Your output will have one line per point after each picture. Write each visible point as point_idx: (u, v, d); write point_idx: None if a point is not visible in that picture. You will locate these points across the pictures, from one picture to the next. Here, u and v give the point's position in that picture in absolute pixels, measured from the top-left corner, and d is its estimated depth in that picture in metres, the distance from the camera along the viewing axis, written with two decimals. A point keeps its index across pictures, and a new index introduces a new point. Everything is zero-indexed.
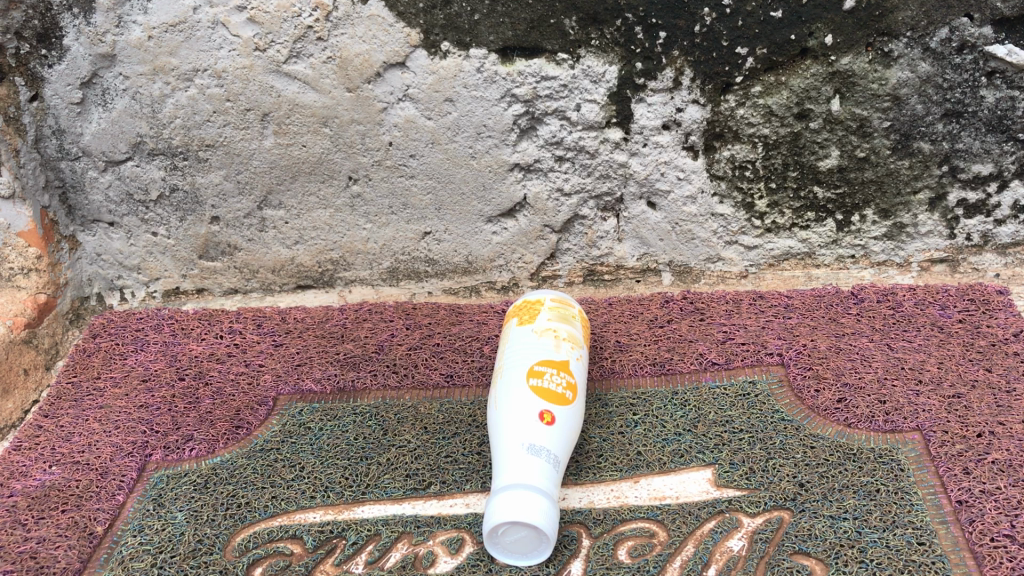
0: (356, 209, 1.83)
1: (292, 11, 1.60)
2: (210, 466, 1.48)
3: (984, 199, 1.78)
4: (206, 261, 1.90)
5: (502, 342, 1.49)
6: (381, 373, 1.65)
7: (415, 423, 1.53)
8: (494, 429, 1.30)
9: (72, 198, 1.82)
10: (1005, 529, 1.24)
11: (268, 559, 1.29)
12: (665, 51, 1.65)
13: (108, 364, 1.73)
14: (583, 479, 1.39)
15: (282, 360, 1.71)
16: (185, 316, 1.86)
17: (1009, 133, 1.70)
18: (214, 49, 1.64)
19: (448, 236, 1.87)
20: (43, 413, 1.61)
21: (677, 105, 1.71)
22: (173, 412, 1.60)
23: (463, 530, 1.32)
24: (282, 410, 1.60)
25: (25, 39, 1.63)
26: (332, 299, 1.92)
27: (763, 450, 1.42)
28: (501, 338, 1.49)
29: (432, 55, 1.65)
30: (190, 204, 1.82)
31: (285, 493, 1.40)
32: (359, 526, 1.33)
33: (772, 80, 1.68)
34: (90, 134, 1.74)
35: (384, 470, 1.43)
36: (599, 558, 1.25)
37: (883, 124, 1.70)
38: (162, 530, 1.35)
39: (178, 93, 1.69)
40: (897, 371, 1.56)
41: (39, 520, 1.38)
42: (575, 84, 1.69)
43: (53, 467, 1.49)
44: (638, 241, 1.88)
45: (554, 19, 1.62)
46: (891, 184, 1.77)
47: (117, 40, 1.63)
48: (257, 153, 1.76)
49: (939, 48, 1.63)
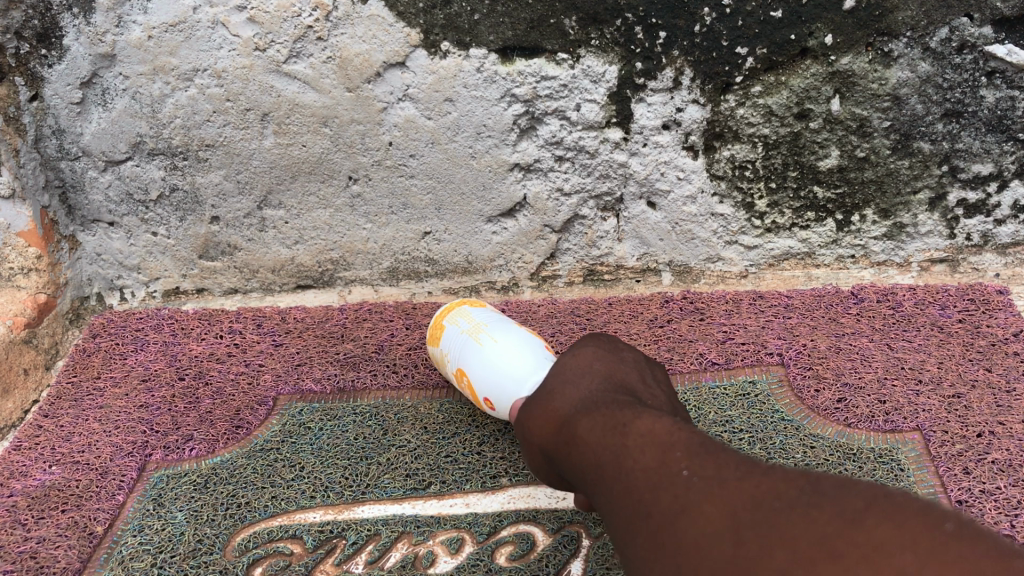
0: (356, 209, 1.83)
1: (292, 11, 1.60)
2: (210, 466, 1.48)
3: (984, 198, 1.78)
4: (206, 261, 1.90)
5: (439, 322, 1.47)
6: (381, 373, 1.65)
7: (415, 423, 1.53)
8: (501, 358, 1.28)
9: (72, 198, 1.82)
10: (1005, 529, 1.24)
11: (268, 559, 1.29)
12: (665, 51, 1.65)
13: (108, 364, 1.73)
14: None
15: (282, 360, 1.71)
16: (185, 316, 1.86)
17: (1010, 133, 1.70)
18: (214, 49, 1.64)
19: (448, 236, 1.87)
20: (43, 413, 1.62)
21: (677, 106, 1.71)
22: (173, 412, 1.60)
23: (463, 530, 1.32)
24: (282, 410, 1.60)
25: (25, 38, 1.63)
26: (333, 299, 1.92)
27: (763, 450, 1.42)
28: (439, 319, 1.47)
29: (432, 55, 1.65)
30: (190, 204, 1.82)
31: (285, 493, 1.40)
32: (359, 525, 1.33)
33: (772, 80, 1.68)
34: (90, 134, 1.74)
35: (384, 470, 1.43)
36: (599, 558, 1.25)
37: (883, 124, 1.71)
38: (162, 530, 1.35)
39: (178, 93, 1.69)
40: (896, 371, 1.56)
41: (39, 520, 1.38)
42: (575, 84, 1.69)
43: (53, 467, 1.49)
44: (638, 241, 1.88)
45: (554, 19, 1.62)
46: (891, 184, 1.77)
47: (117, 39, 1.63)
48: (257, 153, 1.76)
49: (939, 48, 1.63)
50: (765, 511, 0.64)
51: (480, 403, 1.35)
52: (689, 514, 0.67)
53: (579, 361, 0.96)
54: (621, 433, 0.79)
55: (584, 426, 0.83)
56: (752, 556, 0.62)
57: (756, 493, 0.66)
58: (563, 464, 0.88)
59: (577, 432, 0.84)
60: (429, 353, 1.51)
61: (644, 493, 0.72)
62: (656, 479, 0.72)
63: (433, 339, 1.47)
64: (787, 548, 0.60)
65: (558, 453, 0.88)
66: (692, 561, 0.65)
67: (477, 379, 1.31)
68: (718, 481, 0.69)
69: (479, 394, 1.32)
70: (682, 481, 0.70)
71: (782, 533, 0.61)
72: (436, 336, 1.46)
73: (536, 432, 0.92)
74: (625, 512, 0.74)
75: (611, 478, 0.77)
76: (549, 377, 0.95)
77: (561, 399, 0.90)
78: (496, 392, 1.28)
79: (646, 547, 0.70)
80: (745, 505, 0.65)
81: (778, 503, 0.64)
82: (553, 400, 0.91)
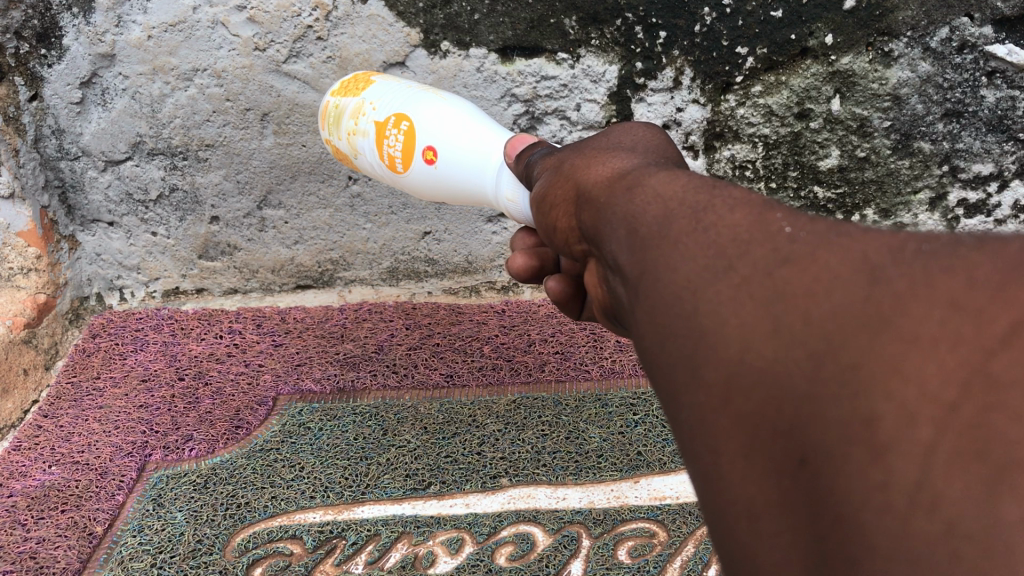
0: (356, 209, 1.83)
1: (292, 11, 1.61)
2: (210, 466, 1.47)
3: (984, 198, 1.78)
4: (206, 261, 1.89)
5: (361, 78, 1.34)
6: (381, 373, 1.66)
7: (415, 423, 1.53)
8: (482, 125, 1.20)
9: (72, 198, 1.81)
10: None
11: (268, 559, 1.29)
12: (665, 51, 1.65)
13: (108, 364, 1.73)
14: (583, 480, 1.39)
15: (282, 360, 1.71)
16: (185, 316, 1.85)
17: (1010, 133, 1.70)
18: (213, 49, 1.64)
19: (448, 236, 1.86)
20: (43, 413, 1.61)
21: (677, 105, 1.71)
22: (173, 412, 1.60)
23: (463, 530, 1.31)
24: (282, 410, 1.60)
25: (25, 38, 1.63)
26: (333, 300, 1.91)
27: None
28: (364, 77, 1.35)
29: (432, 55, 1.65)
30: (190, 204, 1.82)
31: (285, 493, 1.40)
32: (359, 526, 1.33)
33: (772, 80, 1.68)
34: (90, 134, 1.73)
35: (384, 470, 1.43)
36: (599, 558, 1.26)
37: (883, 124, 1.70)
38: (162, 530, 1.35)
39: (178, 93, 1.69)
40: None
41: (39, 520, 1.38)
42: (575, 84, 1.69)
43: (53, 467, 1.49)
44: None
45: (554, 19, 1.62)
46: (891, 184, 1.77)
47: (117, 39, 1.63)
48: (257, 153, 1.76)
49: (939, 48, 1.63)
50: (915, 256, 0.43)
51: (408, 155, 1.21)
52: (790, 269, 0.47)
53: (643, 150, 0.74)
54: (713, 198, 0.56)
55: (663, 184, 0.61)
56: (876, 303, 0.42)
57: (936, 254, 0.42)
58: (586, 215, 0.69)
59: (650, 188, 0.62)
60: (330, 105, 1.34)
61: (721, 251, 0.51)
62: (751, 242, 0.50)
63: (347, 92, 1.32)
64: (963, 310, 0.39)
65: (591, 208, 0.68)
66: (763, 304, 0.47)
67: (426, 123, 1.20)
68: (863, 245, 0.45)
69: (421, 142, 1.20)
70: (784, 240, 0.49)
71: (942, 271, 0.41)
72: (355, 88, 1.32)
73: (580, 175, 0.72)
74: (680, 276, 0.52)
75: (677, 239, 0.54)
76: (617, 134, 0.77)
77: (621, 160, 0.70)
78: (449, 141, 1.18)
79: (694, 303, 0.51)
80: (899, 259, 0.43)
81: (929, 246, 0.43)
82: (606, 161, 0.71)
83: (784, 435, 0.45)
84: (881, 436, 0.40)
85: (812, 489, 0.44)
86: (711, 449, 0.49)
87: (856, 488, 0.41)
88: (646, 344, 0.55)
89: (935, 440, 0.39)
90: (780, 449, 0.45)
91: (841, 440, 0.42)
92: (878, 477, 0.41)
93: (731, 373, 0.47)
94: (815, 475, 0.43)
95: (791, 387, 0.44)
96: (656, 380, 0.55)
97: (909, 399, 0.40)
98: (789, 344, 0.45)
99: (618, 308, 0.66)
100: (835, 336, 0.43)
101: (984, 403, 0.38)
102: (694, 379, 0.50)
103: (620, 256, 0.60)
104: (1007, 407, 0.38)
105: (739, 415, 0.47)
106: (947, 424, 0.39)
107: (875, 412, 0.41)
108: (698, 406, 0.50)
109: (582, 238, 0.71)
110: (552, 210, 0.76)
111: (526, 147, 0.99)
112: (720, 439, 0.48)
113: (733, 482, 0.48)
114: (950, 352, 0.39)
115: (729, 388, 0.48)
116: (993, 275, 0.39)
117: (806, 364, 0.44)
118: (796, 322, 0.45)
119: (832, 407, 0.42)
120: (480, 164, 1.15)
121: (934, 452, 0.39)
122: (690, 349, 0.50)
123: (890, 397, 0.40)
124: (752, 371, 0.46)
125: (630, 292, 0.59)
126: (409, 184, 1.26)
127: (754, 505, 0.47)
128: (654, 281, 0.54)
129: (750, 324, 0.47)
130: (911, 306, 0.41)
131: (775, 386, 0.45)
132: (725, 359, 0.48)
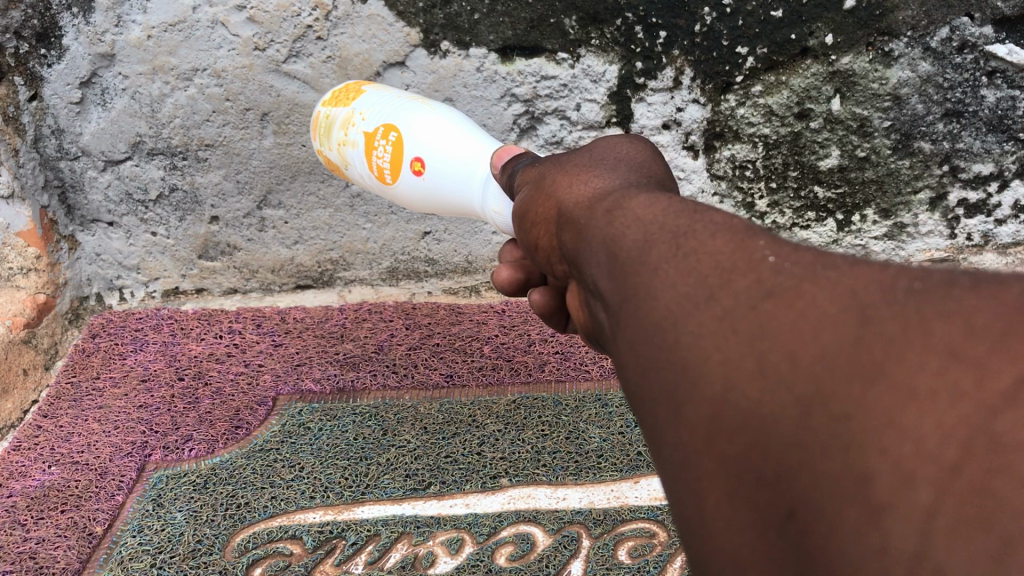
0: (356, 209, 1.82)
1: (292, 11, 1.61)
2: (209, 466, 1.47)
3: (984, 199, 1.79)
4: (206, 261, 1.89)
5: (353, 88, 1.35)
6: (381, 373, 1.66)
7: (415, 423, 1.53)
8: (476, 138, 1.20)
9: (72, 198, 1.81)
10: None
11: (268, 559, 1.29)
12: (665, 51, 1.64)
13: (108, 364, 1.73)
14: (584, 480, 1.39)
15: (282, 360, 1.71)
16: (184, 316, 1.85)
17: (1010, 133, 1.71)
18: (213, 49, 1.65)
19: (448, 236, 1.86)
20: (43, 413, 1.61)
21: (677, 105, 1.70)
22: (173, 412, 1.59)
23: (463, 530, 1.31)
24: (282, 411, 1.60)
25: (25, 38, 1.62)
26: (332, 300, 1.90)
27: None
28: (354, 87, 1.35)
29: (432, 55, 1.65)
30: (190, 204, 1.82)
31: (285, 494, 1.40)
32: (359, 526, 1.33)
33: (772, 80, 1.67)
34: (90, 134, 1.73)
35: (384, 470, 1.43)
36: (599, 558, 1.26)
37: (883, 123, 1.70)
38: (161, 530, 1.34)
39: (177, 93, 1.69)
40: None
41: (39, 520, 1.38)
42: (575, 84, 1.69)
43: (52, 467, 1.49)
44: None
45: (554, 19, 1.62)
46: (891, 184, 1.77)
47: (117, 39, 1.63)
48: (257, 153, 1.76)
49: (939, 48, 1.63)
50: (907, 295, 0.42)
51: (396, 165, 1.21)
52: (775, 303, 0.45)
53: (637, 161, 0.74)
54: (694, 222, 0.54)
55: (642, 206, 0.59)
56: (869, 349, 0.42)
57: (930, 298, 0.42)
58: (567, 236, 0.68)
59: (628, 209, 0.60)
60: (322, 116, 1.35)
61: (702, 279, 0.49)
62: (732, 270, 0.48)
63: (338, 103, 1.33)
64: (962, 363, 0.39)
65: (572, 228, 0.66)
66: (744, 341, 0.45)
67: (414, 134, 1.20)
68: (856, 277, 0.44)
69: (409, 154, 1.20)
70: (768, 269, 0.47)
71: (937, 315, 0.41)
72: (345, 99, 1.33)
73: (561, 195, 0.72)
74: (661, 304, 0.50)
75: (657, 264, 0.52)
76: (600, 150, 0.76)
77: (603, 180, 0.69)
78: (436, 152, 1.17)
79: (675, 335, 0.49)
80: (892, 299, 0.43)
81: (921, 284, 0.43)
82: (588, 179, 0.70)
83: (771, 485, 0.44)
84: (878, 497, 0.40)
85: (802, 544, 0.44)
86: (695, 493, 0.48)
87: (852, 551, 0.42)
88: (626, 374, 0.54)
89: (936, 502, 0.40)
90: (766, 500, 0.45)
91: (834, 497, 0.42)
92: (876, 540, 0.41)
93: (715, 415, 0.46)
94: (806, 531, 0.43)
95: (778, 435, 0.43)
96: (637, 411, 0.53)
97: (905, 457, 0.40)
98: (776, 388, 0.44)
99: (598, 331, 0.65)
100: (827, 385, 0.42)
101: (987, 465, 0.39)
102: (676, 418, 0.49)
103: (600, 280, 0.59)
104: (1010, 471, 0.39)
105: (724, 461, 0.46)
106: (948, 487, 0.39)
107: (871, 470, 0.40)
108: (679, 445, 0.49)
109: (564, 258, 0.70)
110: (534, 227, 0.76)
111: (512, 158, 0.98)
112: (704, 482, 0.48)
113: (718, 530, 0.47)
114: (949, 409, 0.39)
115: (713, 432, 0.46)
116: (991, 325, 0.40)
117: (795, 415, 0.43)
118: (783, 362, 0.44)
119: (823, 462, 0.42)
120: (466, 175, 1.14)
121: (935, 513, 0.40)
122: (671, 384, 0.49)
123: (888, 454, 0.40)
124: (735, 415, 0.45)
125: (611, 319, 0.57)
126: (398, 194, 1.26)
127: (741, 553, 0.47)
128: (633, 308, 0.53)
129: (732, 364, 0.46)
130: (907, 356, 0.41)
131: (760, 433, 0.44)
132: (708, 398, 0.46)
